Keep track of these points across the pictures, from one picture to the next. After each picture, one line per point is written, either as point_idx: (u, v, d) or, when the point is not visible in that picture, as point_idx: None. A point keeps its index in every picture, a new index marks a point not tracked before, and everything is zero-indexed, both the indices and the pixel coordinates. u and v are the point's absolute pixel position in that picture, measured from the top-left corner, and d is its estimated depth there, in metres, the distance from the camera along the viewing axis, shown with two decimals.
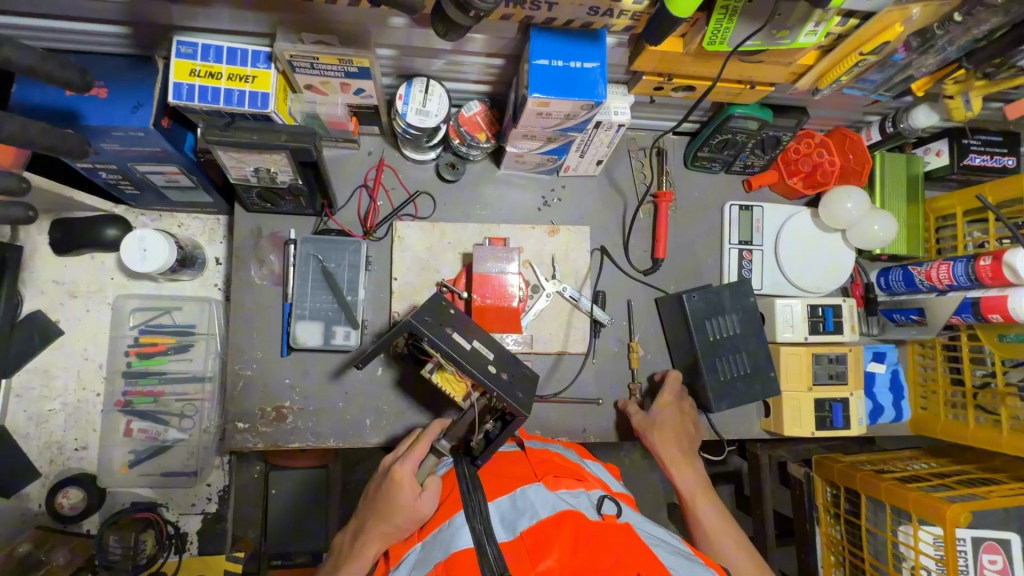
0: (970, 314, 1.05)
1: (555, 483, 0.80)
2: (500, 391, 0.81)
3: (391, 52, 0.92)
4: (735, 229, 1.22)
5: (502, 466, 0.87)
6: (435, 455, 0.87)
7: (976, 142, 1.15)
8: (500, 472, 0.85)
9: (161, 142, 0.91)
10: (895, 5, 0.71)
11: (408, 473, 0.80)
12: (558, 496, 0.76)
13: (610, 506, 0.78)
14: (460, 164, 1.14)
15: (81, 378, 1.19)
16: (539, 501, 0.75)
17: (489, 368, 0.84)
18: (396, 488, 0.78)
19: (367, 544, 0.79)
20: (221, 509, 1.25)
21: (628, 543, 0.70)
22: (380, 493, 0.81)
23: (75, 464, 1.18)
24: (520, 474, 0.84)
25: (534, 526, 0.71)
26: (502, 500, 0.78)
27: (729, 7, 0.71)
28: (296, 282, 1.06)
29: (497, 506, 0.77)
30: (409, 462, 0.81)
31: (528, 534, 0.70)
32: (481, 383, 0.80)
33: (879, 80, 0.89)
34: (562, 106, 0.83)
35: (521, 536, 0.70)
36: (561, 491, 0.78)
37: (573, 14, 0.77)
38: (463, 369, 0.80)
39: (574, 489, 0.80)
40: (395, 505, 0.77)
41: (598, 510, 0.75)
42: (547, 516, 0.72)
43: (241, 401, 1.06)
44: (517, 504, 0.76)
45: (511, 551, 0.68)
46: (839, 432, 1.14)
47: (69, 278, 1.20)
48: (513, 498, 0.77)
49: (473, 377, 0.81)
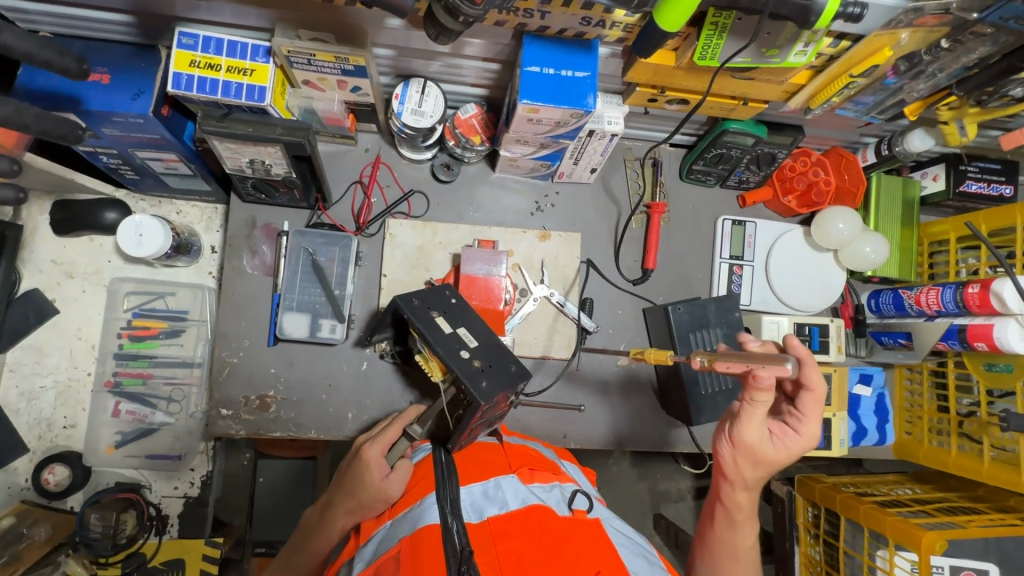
0: (955, 341, 1.05)
1: (528, 476, 0.83)
2: (461, 375, 0.82)
3: (388, 52, 0.93)
4: (726, 243, 1.22)
5: (480, 452, 0.90)
6: (407, 439, 0.89)
7: (973, 169, 1.14)
8: (478, 457, 0.88)
9: (160, 130, 0.93)
10: (884, 29, 0.71)
11: (375, 455, 0.83)
12: (530, 489, 0.80)
13: (581, 501, 0.81)
14: (455, 165, 1.16)
15: (73, 357, 1.21)
16: (511, 491, 0.79)
17: (460, 354, 0.86)
18: (364, 467, 0.81)
19: (335, 519, 0.81)
20: (203, 494, 1.23)
21: (591, 540, 0.72)
22: (349, 471, 0.84)
23: (62, 442, 1.19)
24: (496, 463, 0.86)
25: (501, 514, 0.75)
26: (475, 485, 0.81)
27: (718, 23, 0.71)
28: (285, 273, 1.07)
29: (468, 491, 0.80)
30: (376, 446, 0.84)
31: (495, 520, 0.74)
32: (445, 363, 0.83)
33: (871, 103, 0.89)
34: (552, 113, 0.84)
35: (488, 522, 0.74)
36: (533, 485, 0.81)
37: (565, 23, 0.78)
38: (431, 348, 0.85)
39: (547, 483, 0.82)
40: (362, 482, 0.80)
41: (568, 506, 0.79)
42: (517, 508, 0.76)
43: (226, 388, 1.07)
44: (490, 493, 0.79)
45: (476, 533, 0.73)
46: (819, 452, 1.13)
47: (67, 259, 1.22)
48: (487, 486, 0.81)
49: (441, 357, 0.85)
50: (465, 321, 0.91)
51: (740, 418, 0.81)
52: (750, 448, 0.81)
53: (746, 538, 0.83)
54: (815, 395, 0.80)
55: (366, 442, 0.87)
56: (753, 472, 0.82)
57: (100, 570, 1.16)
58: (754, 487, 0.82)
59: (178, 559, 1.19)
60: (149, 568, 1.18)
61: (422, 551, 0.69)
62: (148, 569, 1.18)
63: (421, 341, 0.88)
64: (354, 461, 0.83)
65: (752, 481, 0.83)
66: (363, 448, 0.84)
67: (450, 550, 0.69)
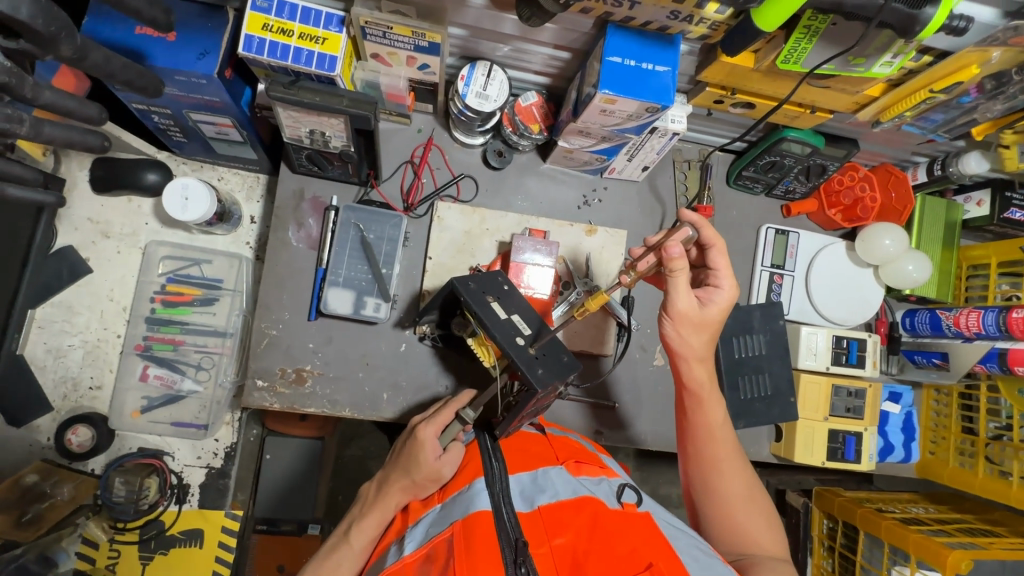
0: (994, 364, 1.07)
1: (576, 469, 0.81)
2: (517, 361, 0.82)
3: (461, 31, 0.92)
4: (768, 252, 1.22)
5: (524, 442, 0.89)
6: (459, 423, 0.87)
7: (1019, 197, 1.14)
8: (522, 447, 0.87)
9: (221, 92, 0.91)
10: (977, 46, 0.72)
11: (430, 435, 0.85)
12: (580, 481, 0.78)
13: (630, 495, 0.79)
14: (507, 152, 1.15)
15: (104, 318, 1.19)
16: (560, 482, 0.77)
17: (516, 341, 0.85)
18: (418, 447, 0.83)
19: (390, 493, 0.85)
20: (226, 466, 1.23)
21: (645, 535, 0.70)
22: (404, 450, 0.87)
23: (87, 403, 1.18)
24: (543, 454, 0.85)
25: (552, 503, 0.73)
26: (524, 474, 0.79)
27: (811, 27, 0.71)
28: (333, 248, 1.06)
29: (517, 479, 0.78)
30: (431, 428, 0.86)
31: (546, 510, 0.72)
32: (500, 347, 0.83)
33: (940, 120, 0.90)
34: (628, 106, 0.84)
35: (538, 511, 0.73)
36: (582, 477, 0.79)
37: (653, 16, 0.77)
38: (488, 331, 0.85)
39: (596, 476, 0.80)
40: (418, 461, 0.82)
41: (618, 499, 0.77)
42: (568, 499, 0.74)
43: (264, 359, 1.06)
44: (538, 481, 0.78)
45: (527, 522, 0.71)
46: (848, 465, 1.15)
47: (105, 218, 1.20)
48: (535, 475, 0.79)
49: (498, 341, 0.84)
50: (519, 308, 0.90)
51: (668, 294, 0.85)
52: (690, 319, 0.86)
53: (716, 415, 0.89)
54: (722, 251, 0.89)
55: (421, 422, 0.88)
56: (696, 341, 0.88)
57: (118, 535, 1.16)
58: (701, 355, 0.89)
59: (196, 529, 1.20)
60: (167, 536, 1.18)
61: (475, 535, 0.67)
62: (166, 537, 1.18)
63: (478, 324, 0.88)
64: (410, 441, 0.85)
65: (696, 348, 0.89)
66: (419, 428, 0.86)
67: (503, 537, 0.68)
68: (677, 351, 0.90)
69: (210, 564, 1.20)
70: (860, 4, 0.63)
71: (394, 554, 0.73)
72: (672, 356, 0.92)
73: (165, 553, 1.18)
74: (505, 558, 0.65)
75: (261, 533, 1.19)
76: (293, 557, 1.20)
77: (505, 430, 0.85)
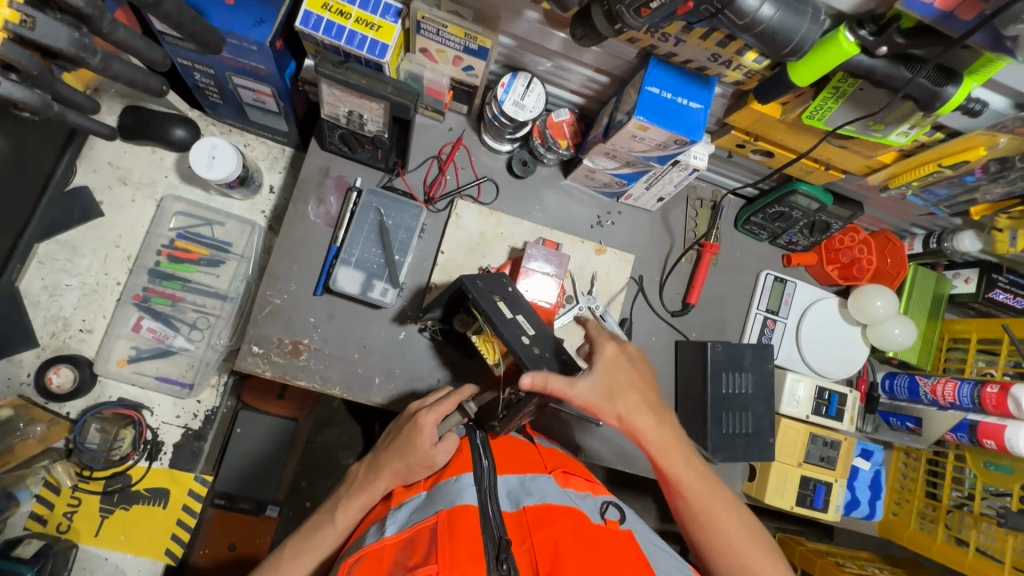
0: (965, 434, 1.12)
1: (563, 480, 0.84)
2: (523, 361, 0.85)
3: (509, 41, 0.97)
4: (765, 296, 1.25)
5: (515, 447, 0.90)
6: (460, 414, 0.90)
7: (1004, 280, 1.21)
8: (512, 451, 0.89)
9: (269, 61, 0.93)
10: (987, 130, 0.77)
11: (428, 420, 0.86)
12: (566, 492, 0.80)
13: (613, 513, 0.81)
14: (532, 162, 1.18)
15: (106, 263, 1.19)
16: (547, 489, 0.78)
17: (522, 340, 0.88)
18: (416, 430, 0.85)
19: (383, 472, 0.86)
20: (204, 429, 1.20)
21: (625, 549, 0.71)
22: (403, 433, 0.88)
23: (74, 345, 1.16)
24: (532, 461, 0.87)
25: (538, 505, 0.74)
26: (512, 476, 0.81)
27: (839, 89, 0.76)
28: (350, 227, 1.08)
29: (505, 479, 0.80)
30: (431, 415, 0.87)
31: (531, 510, 0.73)
32: (507, 348, 0.86)
33: (943, 195, 0.96)
34: (659, 135, 0.88)
35: (523, 511, 0.74)
36: (568, 488, 0.82)
37: (694, 55, 0.82)
38: (495, 323, 0.87)
39: (581, 491, 0.82)
40: (412, 445, 0.84)
41: (601, 516, 0.78)
42: (555, 503, 0.75)
43: (263, 327, 1.06)
44: (526, 486, 0.79)
45: (511, 522, 0.72)
46: (816, 513, 1.18)
47: (125, 164, 1.21)
48: (524, 479, 0.81)
49: (504, 340, 0.87)
50: (523, 310, 0.93)
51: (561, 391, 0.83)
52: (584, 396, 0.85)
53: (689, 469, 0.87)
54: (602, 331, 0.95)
55: (423, 409, 0.89)
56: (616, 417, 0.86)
57: (82, 483, 1.13)
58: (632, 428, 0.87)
59: (163, 489, 1.17)
60: (131, 492, 1.15)
61: (460, 527, 0.69)
62: (130, 493, 1.15)
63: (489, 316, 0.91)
64: (409, 424, 0.87)
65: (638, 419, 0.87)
66: (420, 414, 0.88)
67: (487, 535, 0.69)
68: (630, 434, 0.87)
69: (170, 527, 1.17)
70: (889, 74, 0.68)
71: (375, 534, 0.74)
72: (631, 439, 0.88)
73: (126, 508, 1.15)
74: (487, 552, 0.67)
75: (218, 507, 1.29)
76: (248, 537, 1.31)
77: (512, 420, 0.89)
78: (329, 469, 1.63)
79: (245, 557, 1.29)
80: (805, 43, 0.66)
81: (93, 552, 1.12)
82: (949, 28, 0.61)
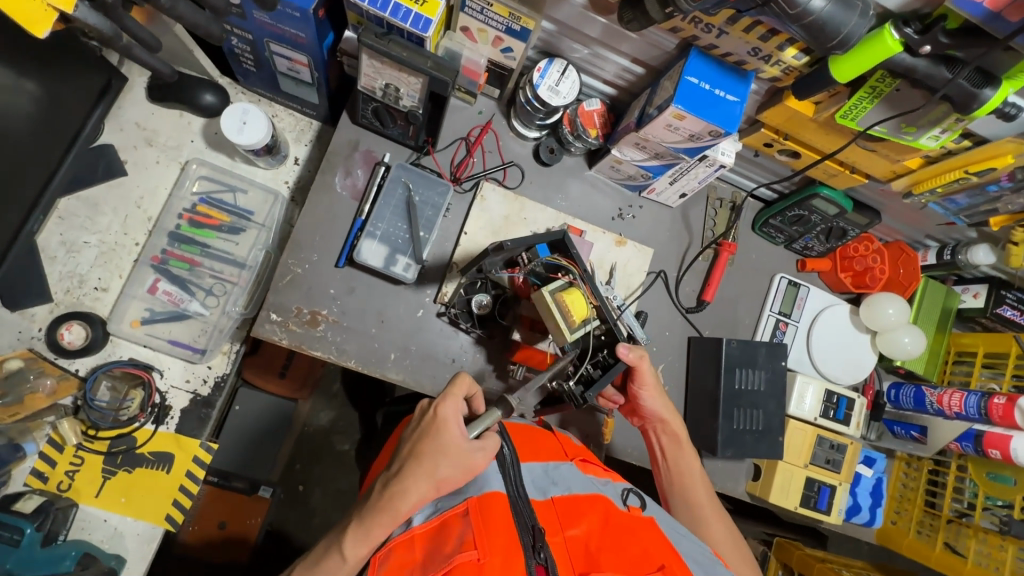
0: (970, 444, 1.13)
1: (584, 467, 0.86)
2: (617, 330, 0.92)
3: (550, 25, 0.98)
4: (778, 299, 1.27)
5: (534, 434, 0.91)
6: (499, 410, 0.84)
7: (1012, 296, 1.23)
8: (532, 439, 0.90)
9: (311, 29, 0.94)
10: (1015, 138, 0.80)
11: (453, 414, 0.80)
12: (589, 479, 0.82)
13: (634, 499, 0.83)
14: (558, 151, 1.19)
15: (126, 223, 1.18)
16: (572, 478, 0.80)
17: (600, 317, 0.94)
18: (440, 424, 0.79)
19: (411, 489, 0.76)
20: (212, 396, 1.19)
21: (651, 535, 0.75)
22: (422, 431, 0.81)
23: (88, 302, 1.14)
24: (553, 449, 0.89)
25: (565, 495, 0.77)
26: (535, 464, 0.83)
27: (876, 89, 0.77)
28: (377, 202, 1.09)
29: (529, 468, 0.82)
30: (452, 403, 0.81)
31: (560, 500, 0.76)
32: (610, 320, 0.90)
33: (964, 205, 0.98)
34: (694, 125, 0.89)
35: (552, 501, 0.76)
36: (589, 475, 0.84)
37: (734, 48, 0.84)
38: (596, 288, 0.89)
39: (601, 477, 0.85)
40: (440, 444, 0.77)
41: (624, 502, 0.81)
42: (581, 493, 0.78)
43: (283, 294, 1.06)
44: (551, 474, 0.81)
45: (541, 510, 0.75)
46: (818, 515, 1.18)
47: (152, 126, 1.20)
48: (547, 467, 0.83)
49: (605, 312, 0.90)
50: None
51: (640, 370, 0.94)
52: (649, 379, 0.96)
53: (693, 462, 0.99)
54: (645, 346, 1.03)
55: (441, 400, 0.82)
56: (658, 403, 0.99)
57: (87, 442, 1.12)
58: (664, 415, 1.00)
59: (168, 453, 1.15)
60: (135, 454, 1.14)
61: (492, 514, 0.70)
62: (135, 455, 1.14)
63: (579, 280, 0.91)
64: (428, 415, 0.81)
65: (666, 408, 1.00)
66: (440, 405, 0.81)
67: (520, 523, 0.71)
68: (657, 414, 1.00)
69: (173, 492, 1.14)
70: (930, 74, 0.70)
71: (405, 528, 0.77)
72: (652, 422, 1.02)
73: (129, 470, 1.13)
74: (524, 540, 0.69)
75: (211, 485, 1.34)
76: (234, 517, 1.38)
77: (597, 391, 0.91)
78: (324, 454, 1.62)
79: (232, 536, 1.37)
80: (852, 36, 0.68)
81: (92, 513, 1.11)
82: (995, 29, 0.63)
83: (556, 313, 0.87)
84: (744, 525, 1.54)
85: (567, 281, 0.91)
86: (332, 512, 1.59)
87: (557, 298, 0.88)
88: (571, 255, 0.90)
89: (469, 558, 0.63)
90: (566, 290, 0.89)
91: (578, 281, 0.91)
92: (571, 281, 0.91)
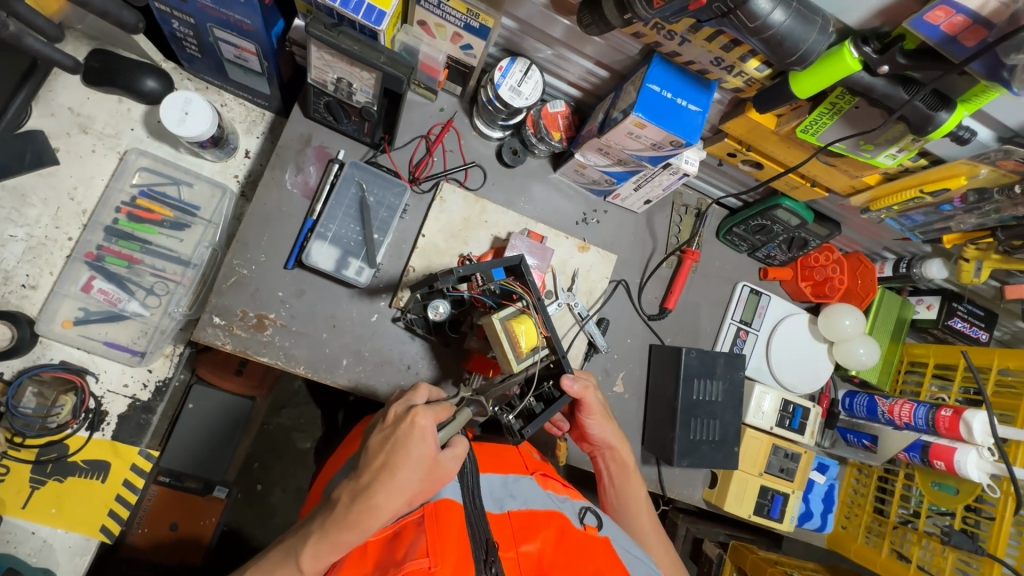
0: (917, 454, 1.15)
1: (544, 482, 0.84)
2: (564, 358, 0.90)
3: (512, 23, 0.94)
4: (740, 307, 1.27)
5: (496, 449, 0.90)
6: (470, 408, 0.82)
7: (962, 309, 1.25)
8: (493, 453, 0.88)
9: (255, 16, 0.88)
10: (970, 160, 0.80)
11: (432, 425, 0.72)
12: (548, 495, 0.80)
13: (591, 518, 0.81)
14: (522, 152, 1.15)
15: (58, 217, 1.10)
16: (530, 493, 0.79)
17: (545, 349, 0.92)
18: (417, 436, 0.71)
19: (383, 506, 0.68)
20: (152, 401, 1.14)
21: (607, 557, 0.72)
22: (392, 440, 0.72)
23: (14, 301, 1.06)
24: (513, 461, 0.87)
25: (523, 509, 0.75)
26: (494, 476, 0.81)
27: (836, 105, 0.76)
28: (329, 201, 1.04)
29: (488, 479, 0.80)
30: (431, 414, 0.73)
31: (516, 514, 0.74)
32: (559, 350, 0.89)
33: (920, 221, 1.00)
34: (655, 134, 0.87)
35: (508, 514, 0.74)
36: (548, 491, 0.82)
37: (697, 57, 0.82)
38: (548, 319, 0.88)
39: (560, 494, 0.83)
40: (414, 458, 0.70)
41: (581, 520, 0.78)
42: (538, 508, 0.76)
43: (226, 297, 1.00)
44: (510, 487, 0.79)
45: (497, 524, 0.72)
46: (772, 522, 1.20)
47: (87, 112, 1.12)
48: (506, 480, 0.81)
49: (556, 343, 0.89)
50: None
51: (590, 401, 0.94)
52: (600, 408, 0.97)
53: (640, 491, 1.01)
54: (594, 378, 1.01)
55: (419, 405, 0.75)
56: (607, 430, 1.00)
57: (12, 450, 1.04)
58: (613, 442, 1.01)
59: (103, 461, 1.10)
60: (67, 463, 1.07)
61: (445, 522, 0.67)
62: (66, 463, 1.07)
63: (532, 308, 0.90)
64: (402, 424, 0.72)
65: (614, 434, 1.01)
66: (416, 414, 0.73)
67: (474, 536, 0.67)
68: (607, 441, 1.01)
69: (109, 501, 1.10)
70: (887, 93, 0.70)
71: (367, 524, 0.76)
72: (601, 446, 1.03)
73: (60, 480, 1.07)
74: (476, 554, 0.65)
75: (162, 486, 1.25)
76: (188, 517, 1.29)
77: (535, 428, 0.90)
78: (284, 452, 1.56)
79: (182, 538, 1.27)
80: (811, 53, 0.67)
81: (19, 526, 1.04)
82: (951, 52, 0.63)
83: (505, 341, 0.87)
84: (703, 525, 1.49)
85: (519, 308, 0.90)
86: (290, 511, 1.53)
87: (508, 326, 0.87)
88: (525, 282, 0.90)
89: (420, 566, 0.60)
90: (517, 319, 0.88)
91: (531, 308, 0.90)
92: (524, 308, 0.91)
